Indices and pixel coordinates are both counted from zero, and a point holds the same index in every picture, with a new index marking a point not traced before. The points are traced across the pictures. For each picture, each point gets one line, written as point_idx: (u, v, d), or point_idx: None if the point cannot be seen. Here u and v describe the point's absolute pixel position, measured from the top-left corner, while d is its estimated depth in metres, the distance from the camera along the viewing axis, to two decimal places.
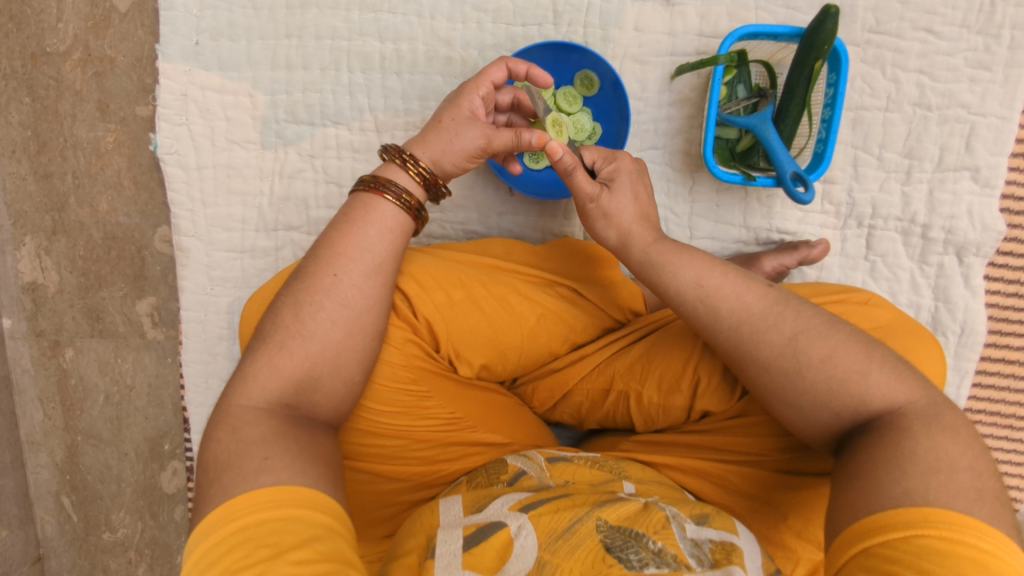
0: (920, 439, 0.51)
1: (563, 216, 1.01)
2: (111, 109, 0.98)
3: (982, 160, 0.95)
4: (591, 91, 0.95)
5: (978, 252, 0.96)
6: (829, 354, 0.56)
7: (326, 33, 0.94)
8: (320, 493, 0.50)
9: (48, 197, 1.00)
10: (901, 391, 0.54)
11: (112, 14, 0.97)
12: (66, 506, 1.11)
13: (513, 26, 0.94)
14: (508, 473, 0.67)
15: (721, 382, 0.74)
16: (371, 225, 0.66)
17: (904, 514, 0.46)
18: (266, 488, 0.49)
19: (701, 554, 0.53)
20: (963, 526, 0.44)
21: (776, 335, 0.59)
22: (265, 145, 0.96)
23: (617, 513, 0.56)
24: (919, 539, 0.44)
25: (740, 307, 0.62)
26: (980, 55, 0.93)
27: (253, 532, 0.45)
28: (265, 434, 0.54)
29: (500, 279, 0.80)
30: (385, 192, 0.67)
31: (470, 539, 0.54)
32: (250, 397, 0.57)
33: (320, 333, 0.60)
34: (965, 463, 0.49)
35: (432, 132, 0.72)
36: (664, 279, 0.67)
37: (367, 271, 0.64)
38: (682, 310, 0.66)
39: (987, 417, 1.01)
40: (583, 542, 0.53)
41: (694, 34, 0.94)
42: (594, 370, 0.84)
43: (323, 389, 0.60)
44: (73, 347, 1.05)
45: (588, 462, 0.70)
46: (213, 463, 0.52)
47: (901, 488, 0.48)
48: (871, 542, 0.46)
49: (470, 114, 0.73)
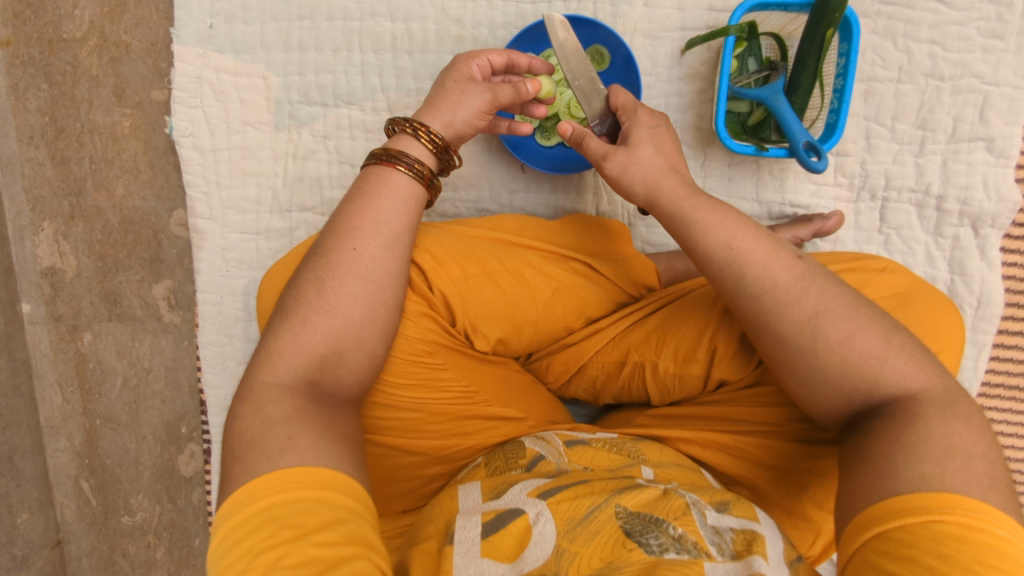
0: (935, 425, 0.50)
1: (574, 194, 1.01)
2: (127, 94, 0.99)
3: (996, 131, 0.94)
4: (601, 66, 0.94)
5: (993, 223, 0.96)
6: (847, 336, 0.56)
7: (338, 13, 0.95)
8: (345, 475, 0.51)
9: (66, 183, 1.02)
10: (918, 377, 0.54)
11: (127, 0, 0.98)
12: (85, 490, 1.12)
13: (523, 3, 0.94)
14: (526, 458, 0.68)
15: (738, 350, 0.75)
16: (386, 197, 0.66)
17: (922, 499, 0.46)
18: (292, 468, 0.50)
19: (722, 543, 0.53)
20: (980, 512, 0.45)
21: (797, 310, 0.58)
22: (278, 126, 0.97)
23: (635, 499, 0.56)
24: (936, 524, 0.45)
25: (766, 276, 0.60)
26: (993, 24, 0.92)
27: (280, 513, 0.47)
28: (287, 411, 0.54)
29: (514, 253, 0.82)
30: (397, 164, 0.68)
31: (488, 526, 0.54)
32: (274, 374, 0.57)
33: (343, 309, 0.61)
34: (980, 450, 0.50)
35: (439, 98, 0.73)
36: (694, 235, 0.65)
37: (385, 244, 0.64)
38: (708, 268, 0.64)
39: (1005, 392, 1.01)
40: (603, 528, 0.53)
41: (704, 8, 0.94)
42: (609, 343, 0.86)
43: (346, 363, 0.60)
44: (91, 331, 1.06)
45: (606, 446, 0.70)
46: (237, 440, 0.53)
47: (917, 472, 0.48)
48: (887, 525, 0.46)
49: (470, 78, 0.75)
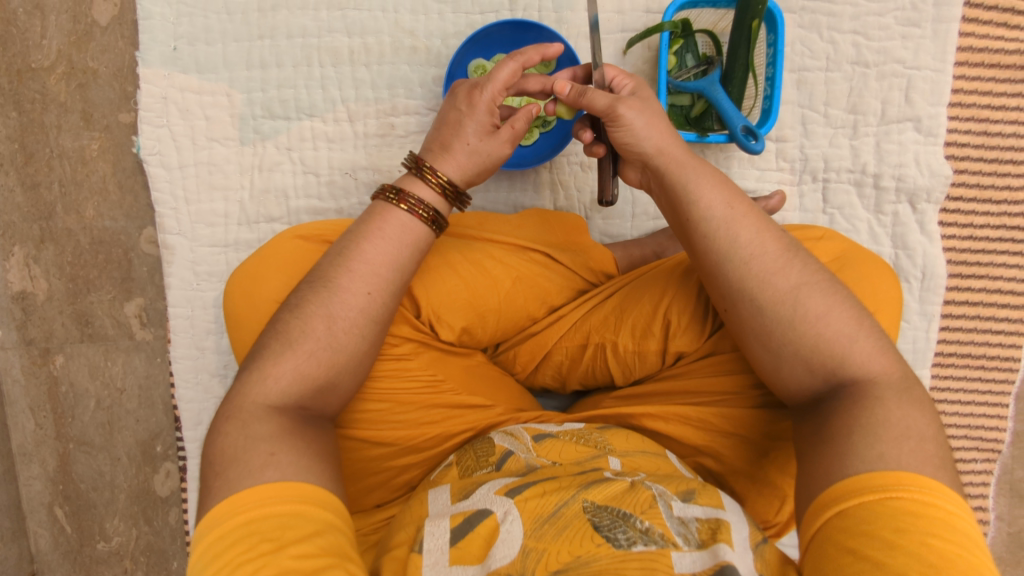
0: (892, 408, 0.54)
1: (532, 190, 1.05)
2: (95, 118, 1.03)
3: (922, 111, 1.01)
4: (550, 69, 0.98)
5: (929, 198, 1.02)
6: (824, 312, 0.59)
7: (297, 31, 1.00)
8: (322, 489, 0.53)
9: (36, 207, 1.04)
10: (881, 361, 0.57)
11: (93, 29, 1.02)
12: (59, 518, 1.11)
13: (472, 14, 1.00)
14: (495, 455, 0.70)
15: (692, 321, 0.78)
16: (407, 247, 0.68)
17: (877, 478, 0.50)
18: (269, 484, 0.51)
19: (688, 532, 0.54)
20: (932, 489, 0.49)
21: (782, 281, 0.60)
22: (243, 141, 1.01)
23: (603, 493, 0.57)
24: (892, 501, 0.48)
25: (758, 243, 0.62)
26: (908, 13, 1.00)
27: (258, 526, 0.49)
28: (273, 430, 0.56)
29: (474, 246, 0.85)
30: (431, 221, 0.70)
31: (456, 531, 0.55)
32: (267, 397, 0.58)
33: (351, 347, 0.63)
34: (931, 432, 0.53)
35: (462, 151, 0.74)
36: (687, 195, 0.65)
37: (395, 291, 0.67)
38: (700, 226, 0.64)
39: (958, 359, 1.06)
40: (571, 523, 0.55)
41: (642, 11, 1.01)
42: (571, 329, 0.88)
43: (339, 392, 0.63)
44: (63, 353, 1.07)
45: (574, 438, 0.72)
46: (219, 456, 0.54)
47: (876, 452, 0.51)
48: (847, 505, 0.50)
49: (490, 127, 0.75)
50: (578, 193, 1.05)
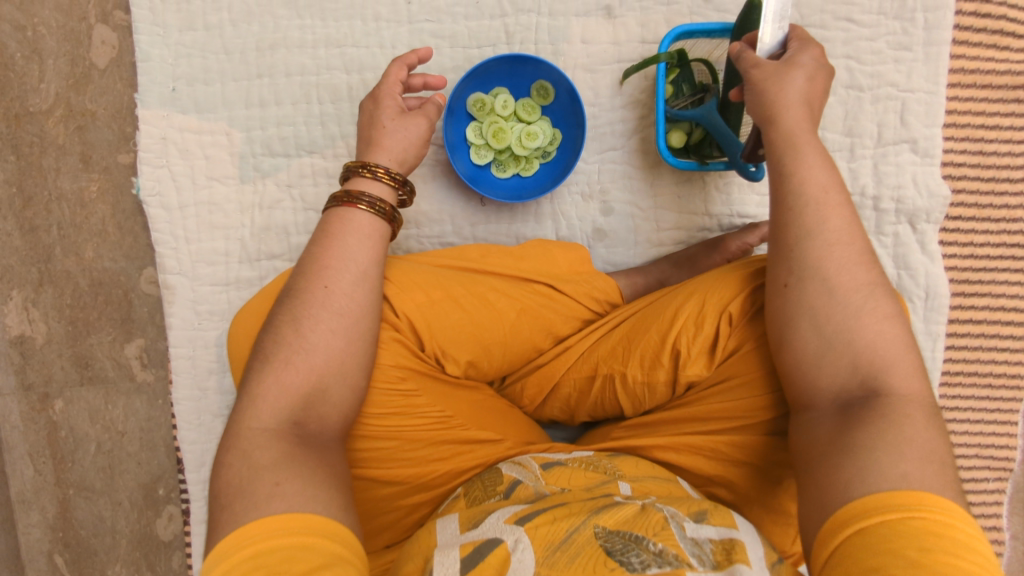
0: (919, 428, 0.54)
1: (534, 221, 1.05)
2: (93, 160, 1.03)
3: (918, 133, 1.02)
4: (547, 100, 1.02)
5: (928, 218, 1.02)
6: (891, 315, 0.59)
7: (295, 70, 1.00)
8: (332, 522, 0.51)
9: (35, 250, 1.03)
10: (915, 382, 0.57)
11: (91, 72, 1.02)
12: (59, 566, 1.08)
13: (469, 49, 1.01)
14: (503, 485, 0.69)
15: (702, 349, 0.74)
16: (350, 235, 0.67)
17: (897, 498, 0.49)
18: (277, 516, 0.50)
19: (702, 554, 0.53)
20: (954, 512, 0.47)
21: (861, 273, 0.61)
22: (243, 178, 1.01)
23: (614, 517, 0.56)
24: (914, 520, 0.47)
25: (847, 231, 0.62)
26: (900, 37, 1.01)
27: (265, 560, 0.47)
28: (274, 457, 0.55)
29: (477, 278, 0.85)
30: (358, 203, 0.69)
31: (466, 561, 0.53)
32: (259, 419, 0.58)
33: (321, 346, 0.62)
34: (950, 456, 0.53)
35: (382, 137, 0.76)
36: (798, 163, 0.65)
37: (355, 280, 0.65)
38: (795, 197, 0.64)
39: (965, 378, 1.06)
40: (583, 550, 0.53)
41: (638, 41, 1.02)
42: (579, 360, 0.88)
43: (330, 400, 0.61)
44: (62, 398, 1.06)
45: (583, 466, 0.71)
46: (226, 488, 0.54)
47: (899, 471, 0.51)
48: (867, 523, 0.49)
49: (398, 109, 0.78)
50: (579, 223, 1.05)
